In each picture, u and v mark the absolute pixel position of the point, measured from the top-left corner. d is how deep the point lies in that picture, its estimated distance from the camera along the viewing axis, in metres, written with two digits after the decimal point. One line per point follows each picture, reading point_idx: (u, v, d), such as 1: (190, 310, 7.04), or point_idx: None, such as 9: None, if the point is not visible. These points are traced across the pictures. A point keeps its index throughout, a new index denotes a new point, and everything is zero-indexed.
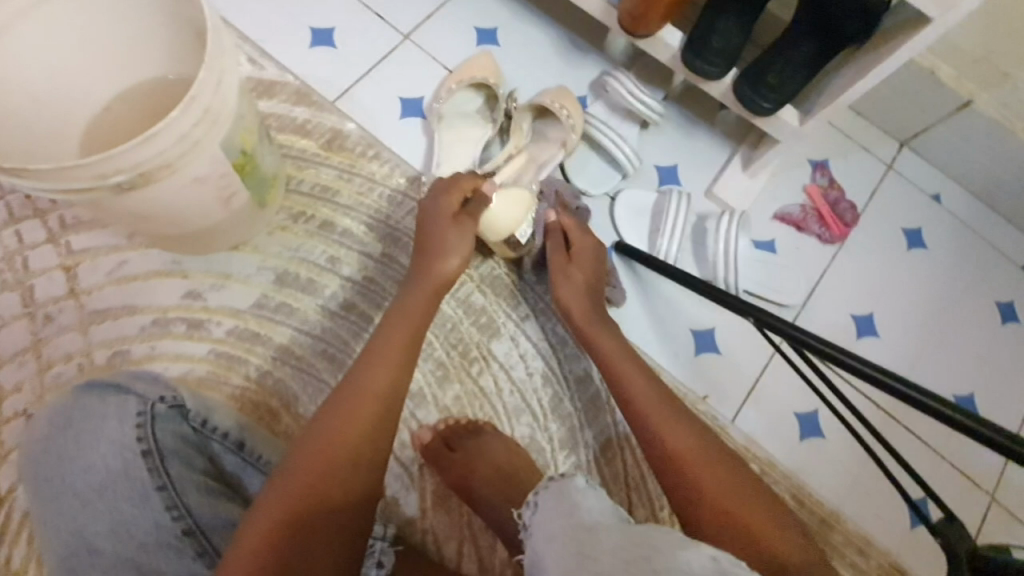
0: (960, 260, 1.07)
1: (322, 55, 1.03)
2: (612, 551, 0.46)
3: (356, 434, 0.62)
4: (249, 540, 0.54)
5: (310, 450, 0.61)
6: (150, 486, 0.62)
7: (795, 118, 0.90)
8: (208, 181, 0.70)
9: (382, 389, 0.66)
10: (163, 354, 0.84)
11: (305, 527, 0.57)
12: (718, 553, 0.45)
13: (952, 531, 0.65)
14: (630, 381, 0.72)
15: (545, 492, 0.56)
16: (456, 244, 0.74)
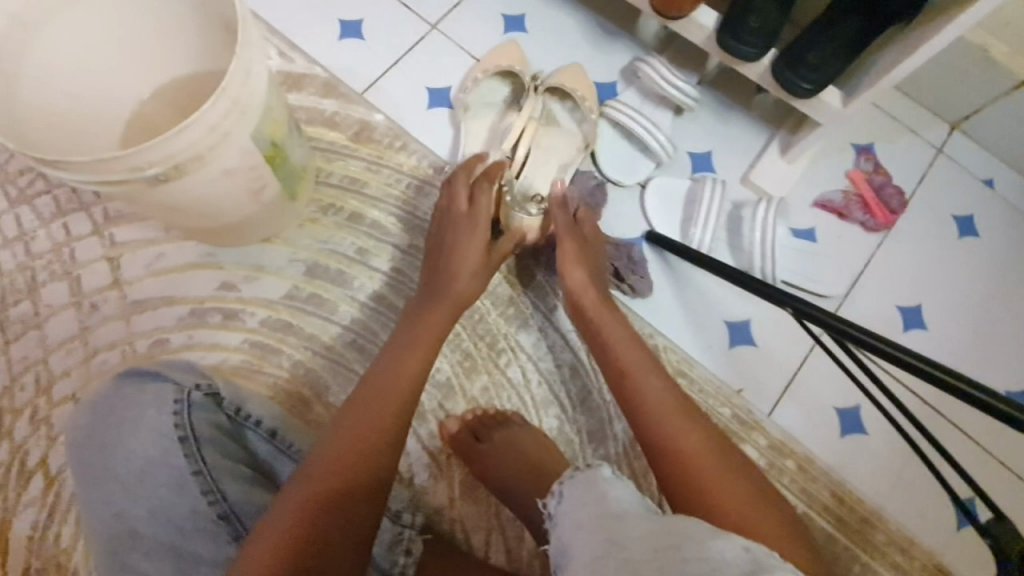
0: (1017, 249, 1.01)
1: (350, 47, 1.03)
2: (638, 538, 0.45)
3: (390, 401, 0.68)
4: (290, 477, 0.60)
5: (342, 437, 0.64)
6: (187, 472, 0.63)
7: (837, 100, 0.85)
8: (239, 172, 0.72)
9: (406, 383, 0.71)
10: (200, 343, 0.87)
11: (338, 511, 0.59)
12: (754, 544, 0.44)
13: (1003, 531, 0.62)
14: (640, 368, 0.69)
15: (571, 482, 0.56)
16: (463, 240, 0.80)
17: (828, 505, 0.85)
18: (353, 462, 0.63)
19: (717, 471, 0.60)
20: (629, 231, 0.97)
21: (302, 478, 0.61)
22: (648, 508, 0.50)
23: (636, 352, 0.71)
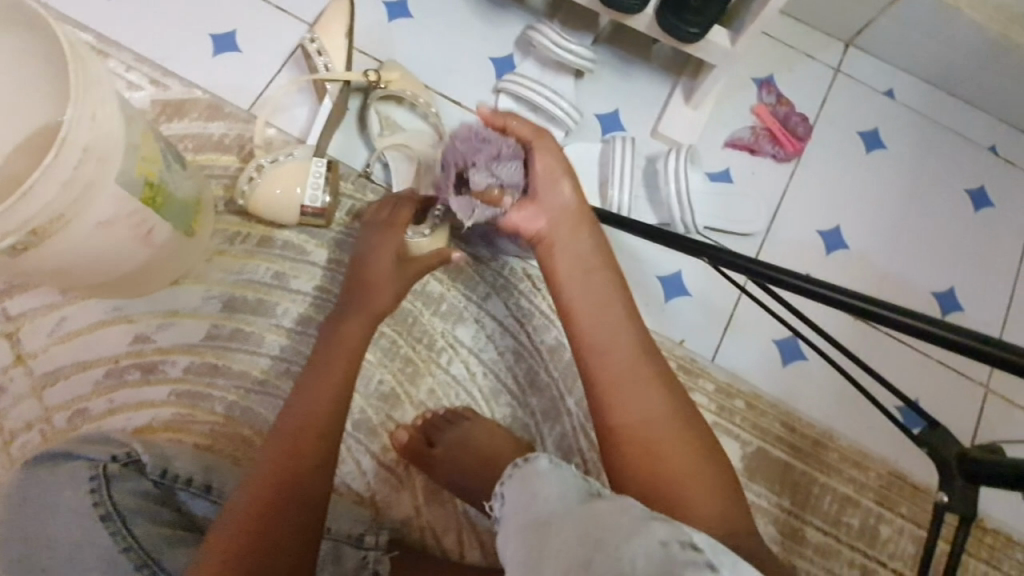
0: (923, 153, 1.04)
1: (228, 62, 0.97)
2: (556, 556, 0.47)
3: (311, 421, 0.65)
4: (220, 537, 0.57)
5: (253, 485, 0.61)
6: (116, 550, 0.62)
7: (726, 38, 0.85)
8: (117, 223, 0.67)
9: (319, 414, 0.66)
10: (125, 405, 0.82)
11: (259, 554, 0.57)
12: (667, 537, 0.44)
13: (936, 436, 0.65)
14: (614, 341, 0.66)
15: (511, 481, 0.57)
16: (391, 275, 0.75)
17: (781, 435, 0.88)
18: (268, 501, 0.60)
19: (674, 452, 0.60)
20: None
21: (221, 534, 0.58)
22: (580, 497, 0.52)
23: (600, 321, 0.66)
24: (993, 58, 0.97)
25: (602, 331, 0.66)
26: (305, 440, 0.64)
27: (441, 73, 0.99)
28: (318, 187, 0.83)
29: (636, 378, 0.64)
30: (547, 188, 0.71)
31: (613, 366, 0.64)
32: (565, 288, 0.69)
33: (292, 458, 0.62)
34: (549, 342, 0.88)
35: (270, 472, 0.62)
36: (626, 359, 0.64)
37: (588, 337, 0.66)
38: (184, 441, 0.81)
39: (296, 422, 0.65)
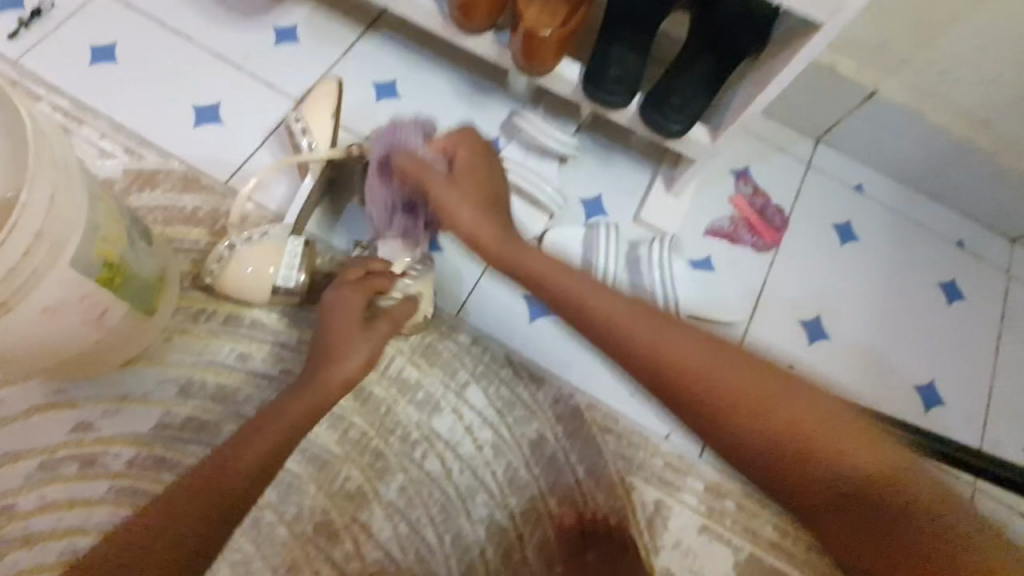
0: (896, 245, 1.06)
1: (209, 133, 0.96)
2: None
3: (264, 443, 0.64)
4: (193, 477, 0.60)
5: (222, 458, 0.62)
6: None
7: (706, 136, 0.87)
8: (65, 306, 0.62)
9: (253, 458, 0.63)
10: (55, 503, 0.74)
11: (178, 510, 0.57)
12: None
13: None
14: (687, 352, 0.71)
15: None
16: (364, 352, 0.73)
17: (775, 539, 0.84)
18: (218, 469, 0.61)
19: (801, 414, 0.65)
20: None
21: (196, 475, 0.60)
22: None
23: (791, 396, 0.66)
24: (954, 160, 1.02)
25: (811, 416, 0.65)
26: (281, 446, 0.65)
27: None
28: (293, 267, 0.79)
29: (869, 445, 0.62)
30: (462, 210, 0.79)
31: (848, 462, 0.61)
32: (718, 381, 0.68)
33: (281, 440, 0.65)
34: (530, 435, 0.83)
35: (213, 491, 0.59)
36: (830, 419, 0.64)
37: (778, 411, 0.65)
38: None
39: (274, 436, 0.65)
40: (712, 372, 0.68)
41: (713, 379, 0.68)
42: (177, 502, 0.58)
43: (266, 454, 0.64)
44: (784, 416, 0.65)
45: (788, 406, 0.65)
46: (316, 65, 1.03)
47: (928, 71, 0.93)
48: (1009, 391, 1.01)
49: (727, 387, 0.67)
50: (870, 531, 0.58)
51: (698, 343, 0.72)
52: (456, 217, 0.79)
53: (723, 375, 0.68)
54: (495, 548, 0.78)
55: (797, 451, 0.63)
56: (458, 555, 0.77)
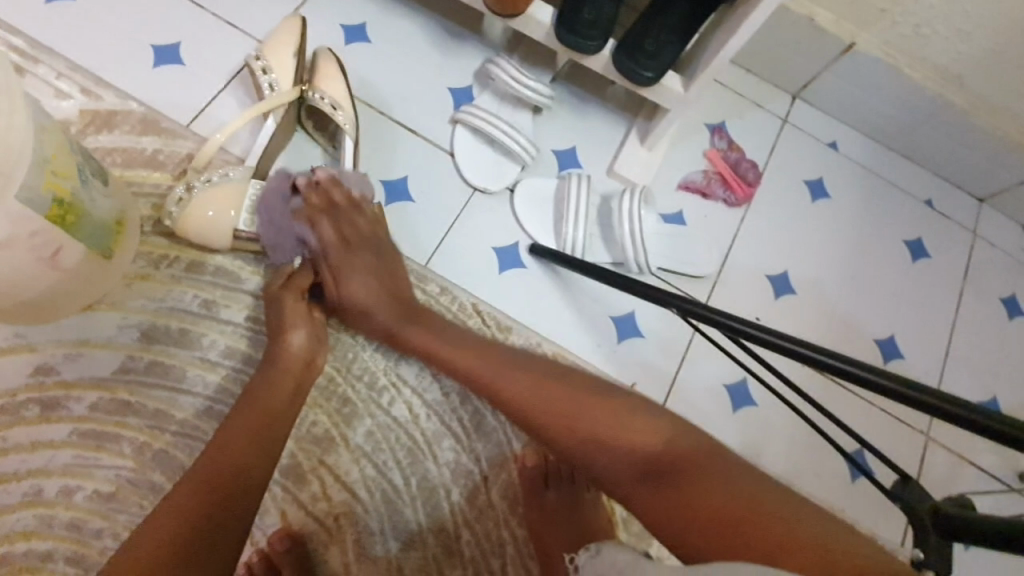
0: (866, 203, 1.07)
1: (170, 75, 0.92)
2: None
3: (250, 431, 0.66)
4: (189, 485, 0.60)
5: (214, 457, 0.62)
6: None
7: (679, 84, 0.86)
8: (14, 241, 0.61)
9: (246, 448, 0.64)
10: (18, 445, 0.74)
11: (201, 514, 0.57)
12: None
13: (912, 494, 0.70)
14: (512, 382, 0.65)
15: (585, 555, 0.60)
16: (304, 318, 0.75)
17: None
18: (224, 471, 0.61)
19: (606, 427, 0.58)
20: (501, 240, 0.93)
21: (197, 481, 0.60)
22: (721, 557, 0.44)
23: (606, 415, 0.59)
24: (927, 118, 1.02)
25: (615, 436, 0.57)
26: (272, 412, 0.68)
27: (396, 100, 0.97)
28: (254, 211, 0.77)
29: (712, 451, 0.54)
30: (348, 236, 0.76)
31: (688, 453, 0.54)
32: (543, 396, 0.63)
33: (270, 408, 0.68)
34: None
35: (223, 466, 0.61)
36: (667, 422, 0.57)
37: (581, 424, 0.59)
38: (83, 487, 0.74)
39: (261, 407, 0.68)
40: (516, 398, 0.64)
41: (514, 395, 0.64)
42: (188, 488, 0.59)
43: (261, 422, 0.67)
44: (592, 421, 0.59)
45: (586, 416, 0.59)
46: (281, 5, 0.98)
47: (904, 24, 0.92)
48: (966, 347, 1.04)
49: (519, 391, 0.64)
50: (681, 502, 0.51)
51: (504, 369, 0.67)
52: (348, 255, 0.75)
53: (547, 398, 0.62)
54: (459, 491, 0.79)
55: (626, 454, 0.56)
56: (423, 497, 0.79)
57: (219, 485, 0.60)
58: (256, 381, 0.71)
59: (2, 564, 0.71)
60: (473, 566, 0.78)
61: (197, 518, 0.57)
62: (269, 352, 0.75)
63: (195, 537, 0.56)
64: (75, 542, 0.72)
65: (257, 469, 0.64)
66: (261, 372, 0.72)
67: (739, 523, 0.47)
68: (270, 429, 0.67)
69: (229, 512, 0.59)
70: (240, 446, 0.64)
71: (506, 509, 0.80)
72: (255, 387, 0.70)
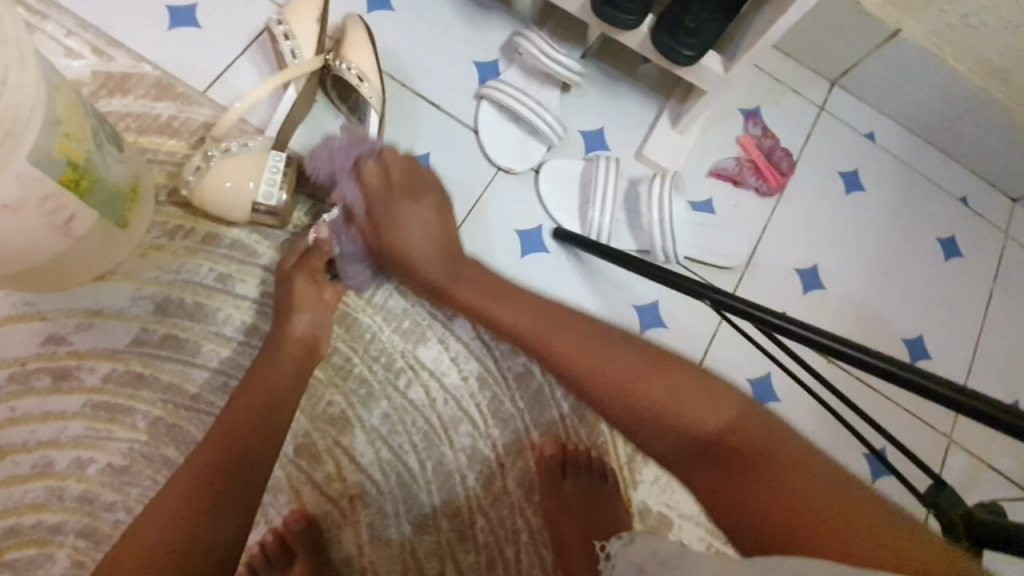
0: (900, 198, 1.03)
1: (185, 37, 0.88)
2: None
3: (254, 411, 0.64)
4: (194, 469, 0.58)
5: (219, 439, 0.61)
6: None
7: (718, 65, 0.82)
8: (24, 207, 0.58)
9: (250, 430, 0.62)
10: (28, 414, 0.72)
11: (204, 500, 0.56)
12: None
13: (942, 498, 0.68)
14: (573, 346, 0.63)
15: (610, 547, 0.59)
16: (312, 301, 0.73)
17: None
18: (228, 453, 0.60)
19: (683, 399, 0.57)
20: (524, 222, 0.91)
21: (200, 465, 0.59)
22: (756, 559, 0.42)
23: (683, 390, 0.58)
24: (970, 112, 0.98)
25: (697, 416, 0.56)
26: (275, 393, 0.67)
27: (419, 72, 0.93)
28: (274, 184, 0.74)
29: (779, 437, 0.53)
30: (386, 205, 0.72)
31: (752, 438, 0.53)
32: (609, 365, 0.61)
33: (275, 387, 0.67)
34: (517, 369, 0.81)
35: (228, 452, 0.60)
36: (734, 403, 0.56)
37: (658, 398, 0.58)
38: (95, 460, 0.72)
39: (259, 393, 0.66)
40: (572, 362, 0.62)
41: (576, 360, 0.62)
42: (193, 470, 0.58)
43: (259, 407, 0.65)
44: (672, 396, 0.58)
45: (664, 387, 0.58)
46: None
47: (955, 12, 0.87)
48: (994, 350, 1.02)
49: (580, 361, 0.62)
50: (742, 491, 0.51)
51: (561, 329, 0.65)
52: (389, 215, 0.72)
53: (613, 364, 0.61)
54: (475, 477, 0.78)
55: (669, 417, 0.57)
56: (438, 482, 0.77)
57: (224, 470, 0.58)
58: (262, 361, 0.70)
59: (11, 534, 0.71)
60: (487, 552, 0.77)
61: (201, 506, 0.55)
62: (275, 330, 0.73)
63: (203, 521, 0.54)
64: (86, 515, 0.72)
65: (263, 450, 0.62)
66: (267, 351, 0.71)
67: (772, 501, 0.49)
68: (270, 414, 0.65)
69: (237, 494, 0.57)
70: (238, 432, 0.62)
71: (520, 498, 0.78)
72: (262, 366, 0.69)
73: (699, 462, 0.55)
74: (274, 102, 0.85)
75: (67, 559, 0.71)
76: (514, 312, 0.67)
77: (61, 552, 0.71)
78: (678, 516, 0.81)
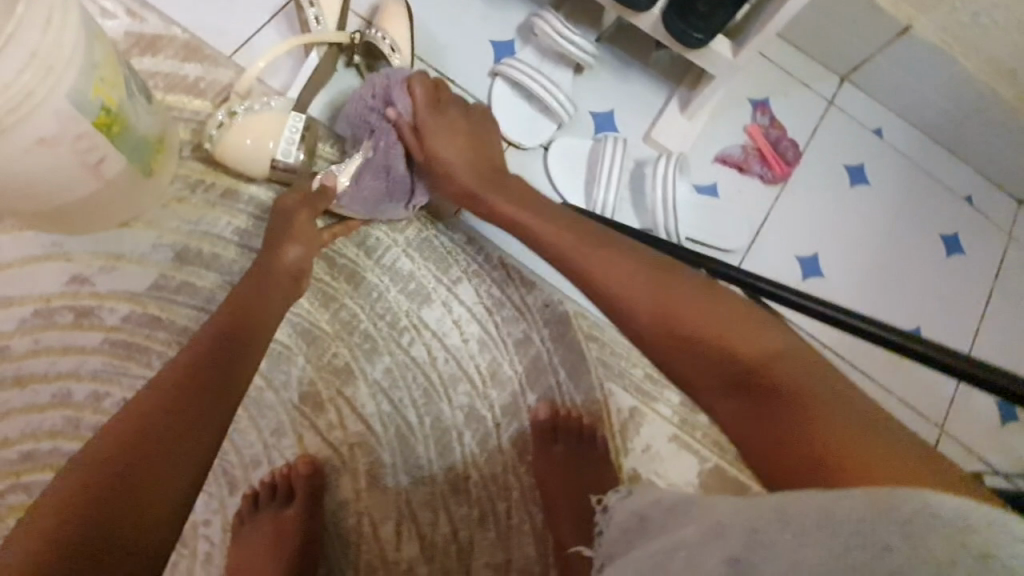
0: (904, 193, 1.05)
1: (214, 3, 0.92)
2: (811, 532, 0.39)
3: (233, 337, 0.66)
4: (165, 384, 0.60)
5: (194, 358, 0.63)
6: None
7: (726, 50, 0.85)
8: (60, 142, 0.62)
9: (225, 352, 0.64)
10: (50, 348, 0.76)
11: (167, 417, 0.57)
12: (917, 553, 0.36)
13: None
14: (610, 269, 0.62)
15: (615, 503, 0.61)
16: (301, 233, 0.75)
17: None
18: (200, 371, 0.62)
19: (719, 325, 0.56)
20: None
21: (174, 382, 0.60)
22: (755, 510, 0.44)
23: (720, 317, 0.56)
24: (978, 111, 0.99)
25: (722, 338, 0.55)
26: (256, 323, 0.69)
27: (437, 48, 0.97)
28: (292, 142, 0.77)
29: (817, 370, 0.52)
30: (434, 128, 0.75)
31: (784, 366, 0.52)
32: (635, 285, 0.60)
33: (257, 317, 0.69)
34: (516, 334, 0.84)
35: (203, 371, 0.62)
36: (761, 324, 0.56)
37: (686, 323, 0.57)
38: (111, 395, 0.76)
39: (228, 320, 0.67)
40: (604, 280, 0.62)
41: (613, 279, 0.62)
42: (163, 385, 0.60)
43: (222, 337, 0.65)
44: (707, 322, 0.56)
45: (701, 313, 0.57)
46: None
47: (963, 10, 0.89)
48: (991, 348, 1.02)
49: (634, 286, 0.60)
50: (767, 424, 0.50)
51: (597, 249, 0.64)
52: (434, 138, 0.74)
53: (643, 286, 0.60)
54: (471, 435, 0.81)
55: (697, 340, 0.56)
56: (435, 437, 0.80)
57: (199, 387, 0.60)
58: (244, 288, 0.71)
59: (29, 460, 0.74)
60: (479, 508, 0.79)
61: (165, 424, 0.56)
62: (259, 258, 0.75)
63: (168, 435, 0.56)
64: None
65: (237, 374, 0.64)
66: (247, 278, 0.73)
67: (806, 424, 0.48)
68: (245, 338, 0.67)
69: (209, 411, 0.59)
70: (197, 366, 0.62)
71: (513, 459, 0.81)
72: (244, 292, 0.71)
73: (723, 394, 0.54)
74: (295, 67, 0.88)
75: None
76: (555, 231, 0.67)
77: None
78: (667, 485, 0.83)
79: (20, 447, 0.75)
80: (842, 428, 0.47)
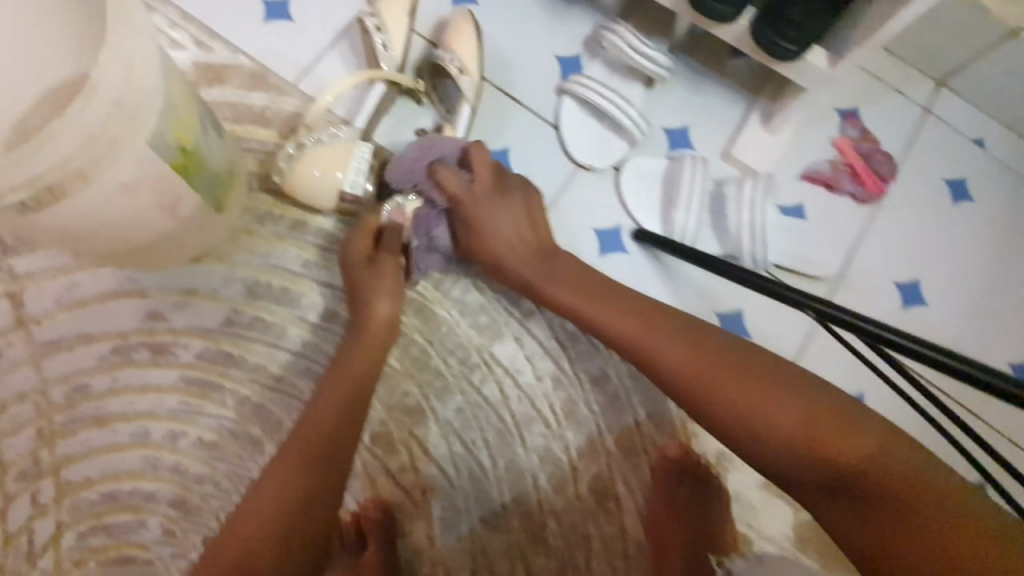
0: (1013, 210, 0.94)
1: (278, 30, 0.90)
2: None
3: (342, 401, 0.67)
4: (289, 456, 0.63)
5: (312, 428, 0.65)
6: None
7: (823, 60, 0.76)
8: (140, 187, 0.61)
9: (337, 424, 0.66)
10: (128, 386, 0.76)
11: (296, 490, 0.61)
12: None
13: None
14: (652, 336, 0.63)
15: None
16: (387, 286, 0.72)
17: None
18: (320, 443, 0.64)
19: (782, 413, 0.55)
20: (603, 221, 0.88)
21: (294, 454, 0.63)
22: None
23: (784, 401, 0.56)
24: None
25: (789, 424, 0.55)
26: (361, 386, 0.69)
27: (501, 66, 0.93)
28: (361, 173, 0.74)
29: (900, 458, 0.51)
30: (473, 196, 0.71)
31: (884, 462, 0.51)
32: (672, 355, 0.61)
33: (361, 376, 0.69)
34: (592, 371, 0.79)
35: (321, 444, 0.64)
36: (827, 402, 0.55)
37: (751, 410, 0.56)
38: (187, 434, 0.76)
39: (344, 388, 0.68)
40: (644, 348, 0.63)
41: (655, 349, 0.63)
42: (287, 457, 0.63)
43: (340, 407, 0.66)
44: (768, 409, 0.56)
45: (762, 401, 0.56)
46: None
47: None
48: None
49: (676, 359, 0.61)
50: (868, 530, 0.49)
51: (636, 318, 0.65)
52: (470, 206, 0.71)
53: (687, 357, 0.61)
54: (547, 479, 0.77)
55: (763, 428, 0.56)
56: (510, 481, 0.76)
57: (321, 463, 0.63)
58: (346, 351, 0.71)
59: (111, 499, 0.75)
60: (557, 557, 0.75)
61: (298, 499, 0.60)
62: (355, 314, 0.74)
63: (299, 517, 0.60)
64: (177, 486, 0.75)
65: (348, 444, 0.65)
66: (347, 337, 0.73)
67: (893, 521, 0.48)
68: (359, 399, 0.68)
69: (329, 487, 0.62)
70: (314, 441, 0.64)
71: (592, 507, 0.76)
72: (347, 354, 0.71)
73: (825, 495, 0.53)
74: (359, 93, 0.86)
75: (157, 526, 0.74)
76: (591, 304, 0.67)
77: (152, 520, 0.74)
78: (757, 537, 0.77)
79: (102, 486, 0.75)
80: (928, 526, 0.46)
